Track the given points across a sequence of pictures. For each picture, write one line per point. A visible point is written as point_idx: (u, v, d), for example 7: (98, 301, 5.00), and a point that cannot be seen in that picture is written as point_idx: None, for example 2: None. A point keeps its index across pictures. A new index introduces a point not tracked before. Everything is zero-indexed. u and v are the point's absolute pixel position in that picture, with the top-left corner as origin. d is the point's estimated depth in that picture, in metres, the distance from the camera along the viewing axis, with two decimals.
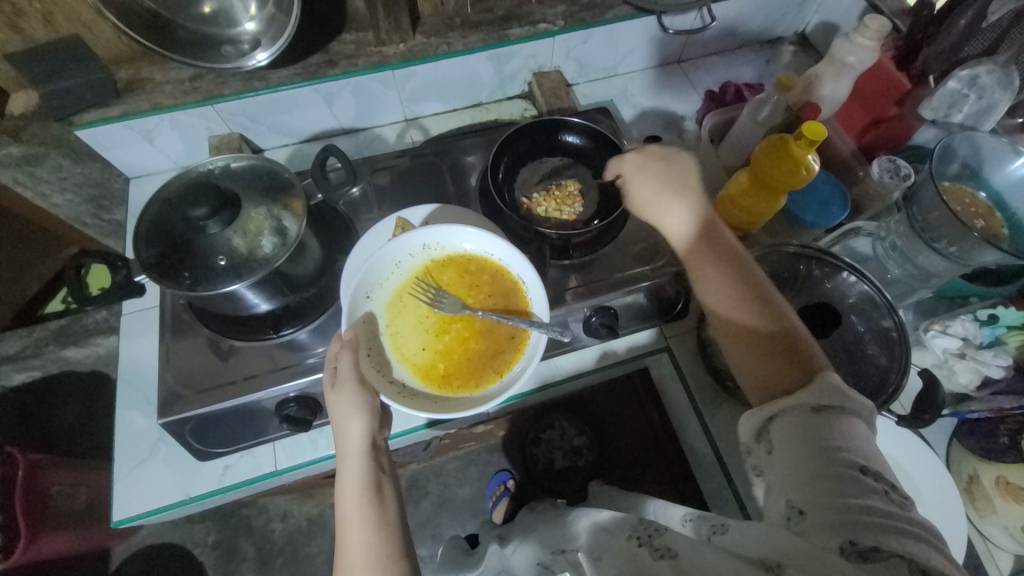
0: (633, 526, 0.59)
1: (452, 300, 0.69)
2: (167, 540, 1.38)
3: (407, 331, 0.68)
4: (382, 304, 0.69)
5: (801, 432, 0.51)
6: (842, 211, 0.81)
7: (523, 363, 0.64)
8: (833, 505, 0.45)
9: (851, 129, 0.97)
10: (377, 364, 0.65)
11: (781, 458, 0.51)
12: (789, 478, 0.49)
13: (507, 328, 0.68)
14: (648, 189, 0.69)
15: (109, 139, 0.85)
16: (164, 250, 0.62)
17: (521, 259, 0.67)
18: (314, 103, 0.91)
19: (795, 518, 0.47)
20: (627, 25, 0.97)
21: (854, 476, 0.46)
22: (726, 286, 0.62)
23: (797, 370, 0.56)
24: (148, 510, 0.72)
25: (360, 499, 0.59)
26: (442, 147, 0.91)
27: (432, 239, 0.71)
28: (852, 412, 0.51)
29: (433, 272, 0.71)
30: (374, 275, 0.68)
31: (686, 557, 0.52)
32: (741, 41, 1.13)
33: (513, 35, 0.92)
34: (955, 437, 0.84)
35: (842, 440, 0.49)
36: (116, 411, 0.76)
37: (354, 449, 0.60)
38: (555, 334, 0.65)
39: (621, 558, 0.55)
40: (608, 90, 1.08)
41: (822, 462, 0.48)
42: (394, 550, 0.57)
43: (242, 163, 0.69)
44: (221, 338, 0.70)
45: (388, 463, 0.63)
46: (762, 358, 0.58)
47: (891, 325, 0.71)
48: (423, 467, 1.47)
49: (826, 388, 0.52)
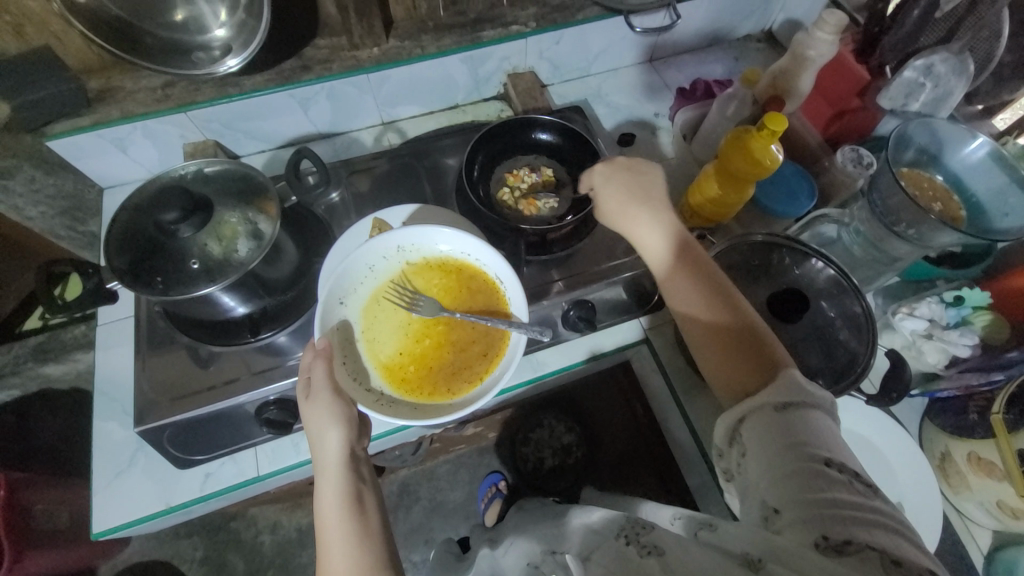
0: (621, 526, 0.59)
1: (429, 303, 0.70)
2: (154, 557, 1.35)
3: (383, 336, 0.68)
4: (356, 309, 0.68)
5: (769, 431, 0.52)
6: (809, 200, 0.83)
7: (503, 367, 0.65)
8: (804, 502, 0.46)
9: (818, 121, 1.00)
10: (355, 372, 0.65)
11: (752, 458, 0.52)
12: (761, 478, 0.50)
13: (479, 347, 0.68)
14: (619, 197, 0.71)
15: (82, 149, 0.85)
16: (137, 256, 0.62)
17: (497, 259, 0.68)
18: (289, 108, 0.91)
19: (771, 517, 0.48)
20: (597, 26, 0.99)
21: (821, 469, 0.47)
22: (692, 290, 0.64)
23: (762, 372, 0.58)
24: (127, 522, 0.70)
25: (339, 510, 0.58)
26: (420, 149, 0.92)
27: (405, 241, 0.71)
28: (815, 406, 0.53)
29: (408, 274, 0.71)
30: (348, 279, 0.68)
31: (673, 554, 0.52)
32: (711, 39, 1.15)
33: (486, 37, 0.92)
34: (927, 416, 0.87)
35: (806, 435, 0.50)
36: (94, 422, 0.75)
37: (332, 460, 0.60)
38: (534, 334, 0.65)
39: (612, 559, 0.55)
40: (582, 89, 1.09)
41: (789, 459, 0.49)
42: (377, 557, 0.57)
43: (214, 168, 0.70)
44: (200, 344, 0.70)
45: (368, 472, 0.63)
46: (729, 361, 0.60)
47: (860, 309, 0.73)
48: (414, 472, 1.47)
49: (787, 386, 0.54)
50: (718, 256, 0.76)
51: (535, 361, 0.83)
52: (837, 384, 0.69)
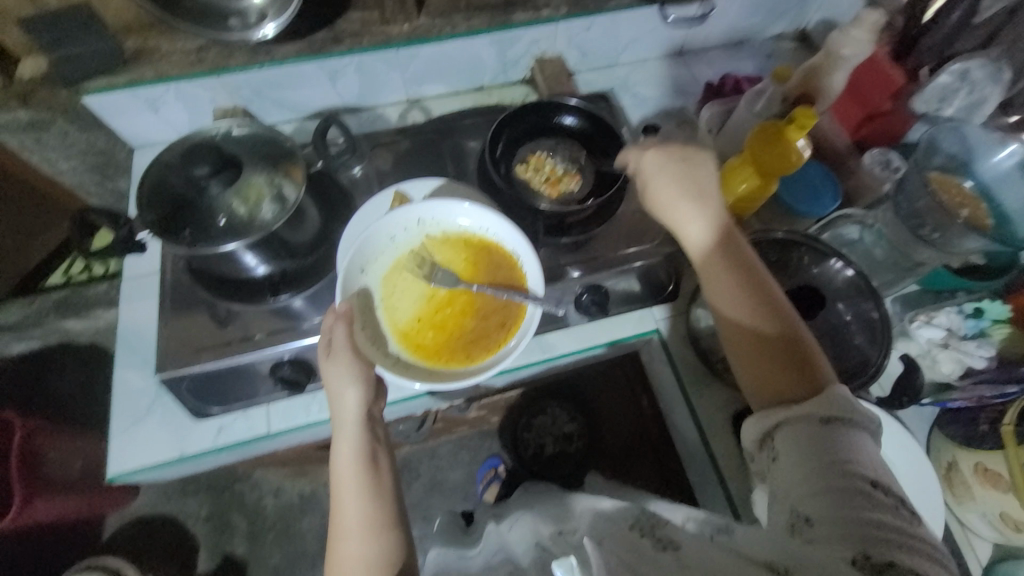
0: (634, 516, 0.61)
1: (448, 275, 0.71)
2: (159, 512, 1.39)
3: (401, 303, 0.70)
4: (376, 278, 0.70)
5: (808, 444, 0.53)
6: (833, 202, 0.83)
7: (517, 340, 0.67)
8: (841, 518, 0.48)
9: (846, 123, 0.95)
10: (372, 337, 0.66)
11: (786, 466, 0.54)
12: (799, 489, 0.52)
13: (497, 317, 0.70)
14: (674, 189, 0.69)
15: (115, 106, 0.88)
16: (166, 209, 0.63)
17: (515, 233, 0.70)
18: (318, 79, 0.92)
19: (802, 526, 0.49)
20: (630, 15, 0.98)
21: (866, 490, 0.49)
22: (740, 295, 0.64)
23: (803, 382, 0.58)
24: (143, 466, 0.73)
25: (354, 471, 0.60)
26: (445, 128, 0.92)
27: (425, 214, 0.73)
28: (858, 424, 0.54)
29: (430, 247, 0.73)
30: (369, 249, 0.70)
31: (689, 550, 0.54)
32: (742, 35, 1.14)
33: (518, 19, 0.92)
34: (936, 425, 0.86)
35: (847, 452, 0.52)
36: (114, 369, 0.77)
37: (349, 419, 0.62)
38: (549, 308, 0.67)
39: (626, 546, 0.55)
40: (609, 78, 1.09)
41: (829, 475, 0.50)
42: (387, 515, 0.59)
43: (244, 131, 0.71)
44: (220, 303, 0.71)
45: (383, 434, 0.65)
46: (773, 370, 0.60)
47: (878, 315, 0.73)
48: (416, 451, 1.49)
49: (831, 400, 0.55)
50: None
51: (545, 343, 0.84)
52: (850, 382, 0.70)
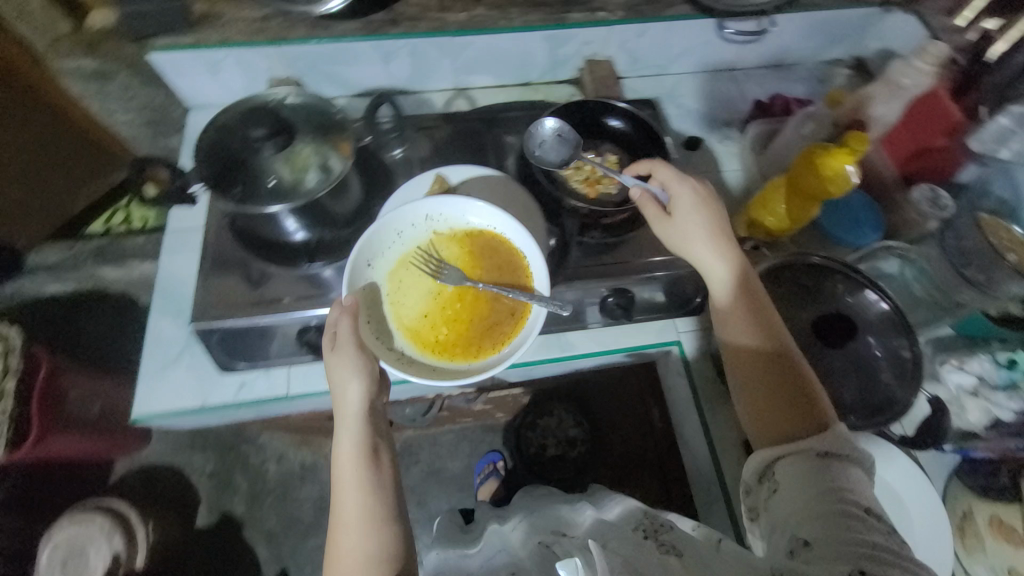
0: (638, 521, 0.64)
1: (454, 273, 0.71)
2: (165, 463, 1.42)
3: (407, 299, 0.70)
4: (383, 273, 0.70)
5: (805, 475, 0.54)
6: (874, 233, 0.83)
7: (525, 333, 0.67)
8: (835, 538, 0.48)
9: (895, 156, 0.91)
10: (377, 331, 0.68)
11: (784, 495, 0.54)
12: (794, 515, 0.52)
13: (506, 307, 0.70)
14: (693, 223, 0.70)
15: (176, 65, 0.90)
16: (218, 167, 0.65)
17: (523, 232, 0.70)
18: (371, 58, 0.94)
19: (799, 549, 0.49)
20: (686, 25, 0.97)
21: (858, 513, 0.49)
22: (750, 333, 0.66)
23: (806, 420, 0.59)
24: (167, 411, 0.75)
25: (355, 466, 0.63)
26: (490, 119, 0.93)
27: (434, 210, 0.73)
28: (854, 460, 0.55)
29: (437, 243, 0.73)
30: (377, 244, 0.70)
31: (692, 557, 0.56)
32: (796, 57, 1.12)
33: (572, 19, 0.93)
34: (953, 474, 0.81)
35: (843, 482, 0.52)
36: (150, 316, 0.80)
37: (350, 411, 0.64)
38: (554, 309, 0.67)
39: (630, 546, 0.58)
40: (656, 87, 1.08)
41: (824, 500, 0.51)
42: (385, 507, 0.62)
43: (297, 100, 0.72)
44: (257, 263, 0.74)
45: (384, 431, 0.67)
46: (777, 408, 0.61)
47: (909, 355, 0.72)
48: (418, 435, 1.51)
49: (832, 438, 0.56)
50: (769, 272, 0.75)
51: (565, 341, 0.84)
52: (875, 418, 0.69)
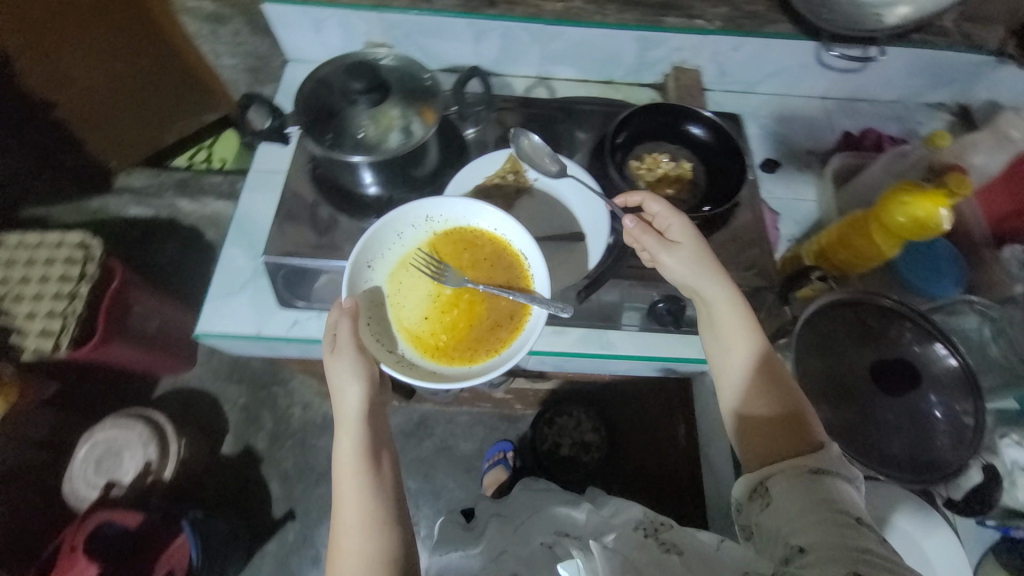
0: (639, 522, 0.69)
1: (455, 275, 0.71)
2: (203, 389, 1.51)
3: (407, 300, 0.70)
4: (383, 275, 0.70)
5: (797, 488, 0.53)
6: (953, 285, 0.81)
7: (521, 338, 0.65)
8: (830, 543, 0.47)
9: (989, 213, 0.86)
10: (378, 334, 0.68)
11: (777, 505, 0.54)
12: (788, 523, 0.51)
13: (504, 311, 0.69)
14: (684, 249, 0.68)
15: (283, 18, 0.95)
16: (314, 113, 0.69)
17: (525, 235, 0.69)
18: (464, 35, 0.96)
19: (795, 556, 0.49)
20: (784, 45, 0.95)
21: (852, 523, 0.49)
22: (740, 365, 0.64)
23: (798, 442, 0.58)
24: (226, 333, 0.81)
25: (355, 469, 0.64)
26: (568, 110, 0.94)
27: (434, 212, 0.72)
28: (845, 476, 0.54)
29: (437, 246, 0.72)
30: (376, 245, 0.70)
31: (691, 555, 0.60)
32: (896, 95, 1.06)
33: (668, 23, 0.93)
34: (990, 549, 0.82)
35: (835, 495, 0.52)
36: (225, 245, 0.85)
37: (350, 415, 0.65)
38: (555, 311, 0.66)
39: (631, 544, 0.63)
40: (740, 104, 1.06)
41: (819, 509, 0.51)
42: (385, 511, 0.64)
43: (392, 62, 0.75)
44: (329, 209, 0.78)
45: (386, 439, 0.69)
46: (769, 436, 0.59)
47: (970, 421, 0.69)
48: (437, 410, 1.53)
49: (823, 455, 0.55)
50: (830, 307, 0.74)
51: (607, 340, 0.84)
52: (922, 475, 0.67)
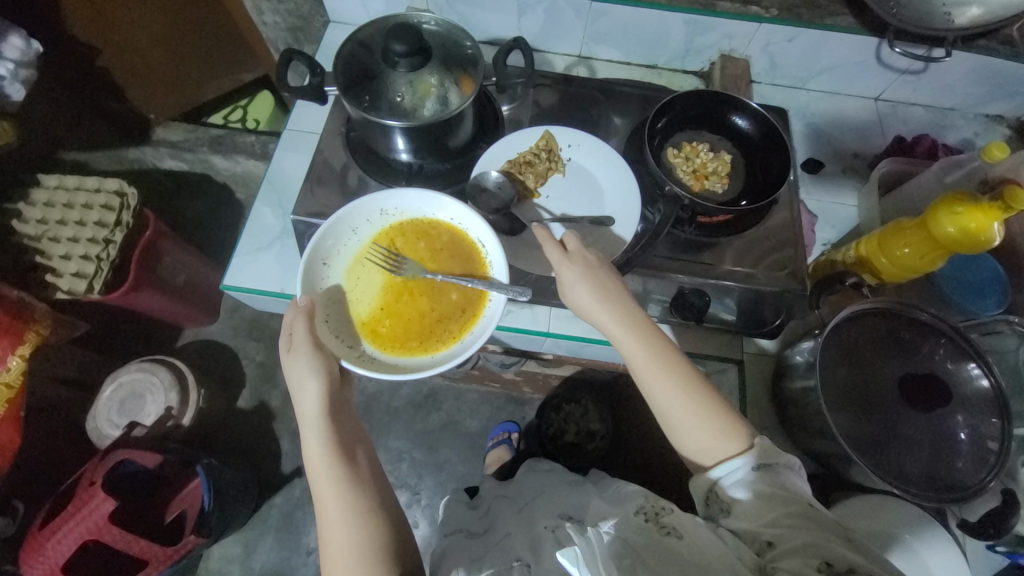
0: (641, 507, 0.67)
1: (412, 267, 0.70)
2: (225, 342, 1.56)
3: (361, 294, 0.69)
4: (340, 271, 0.70)
5: (753, 489, 0.56)
6: (995, 306, 0.78)
7: (481, 325, 0.66)
8: (796, 533, 0.51)
9: None
10: (336, 330, 0.67)
11: (741, 505, 0.56)
12: (755, 520, 0.54)
13: (458, 302, 0.69)
14: (595, 277, 0.66)
15: None
16: (354, 74, 0.69)
17: (478, 223, 0.69)
18: (508, 6, 0.94)
19: (765, 550, 0.52)
20: (843, 39, 0.90)
21: (807, 511, 0.53)
22: (662, 382, 0.64)
23: (733, 442, 0.60)
24: (251, 287, 0.84)
25: (328, 466, 0.64)
26: (608, 91, 0.91)
27: (389, 204, 0.71)
28: (787, 465, 0.58)
29: (392, 239, 0.72)
30: (331, 240, 0.69)
31: (689, 537, 0.58)
32: (955, 102, 1.01)
33: (722, 7, 0.88)
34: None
35: (787, 487, 0.56)
36: (255, 202, 0.87)
37: (309, 412, 0.65)
38: (513, 295, 0.65)
39: (633, 528, 0.62)
40: (787, 100, 1.02)
41: (779, 505, 0.54)
42: (369, 497, 0.64)
43: (436, 27, 0.74)
44: (362, 175, 0.79)
45: (359, 433, 0.69)
46: (707, 444, 0.61)
47: (995, 446, 0.66)
48: (446, 385, 1.55)
49: (763, 447, 0.58)
50: (859, 316, 0.72)
51: None
52: (943, 495, 0.65)
